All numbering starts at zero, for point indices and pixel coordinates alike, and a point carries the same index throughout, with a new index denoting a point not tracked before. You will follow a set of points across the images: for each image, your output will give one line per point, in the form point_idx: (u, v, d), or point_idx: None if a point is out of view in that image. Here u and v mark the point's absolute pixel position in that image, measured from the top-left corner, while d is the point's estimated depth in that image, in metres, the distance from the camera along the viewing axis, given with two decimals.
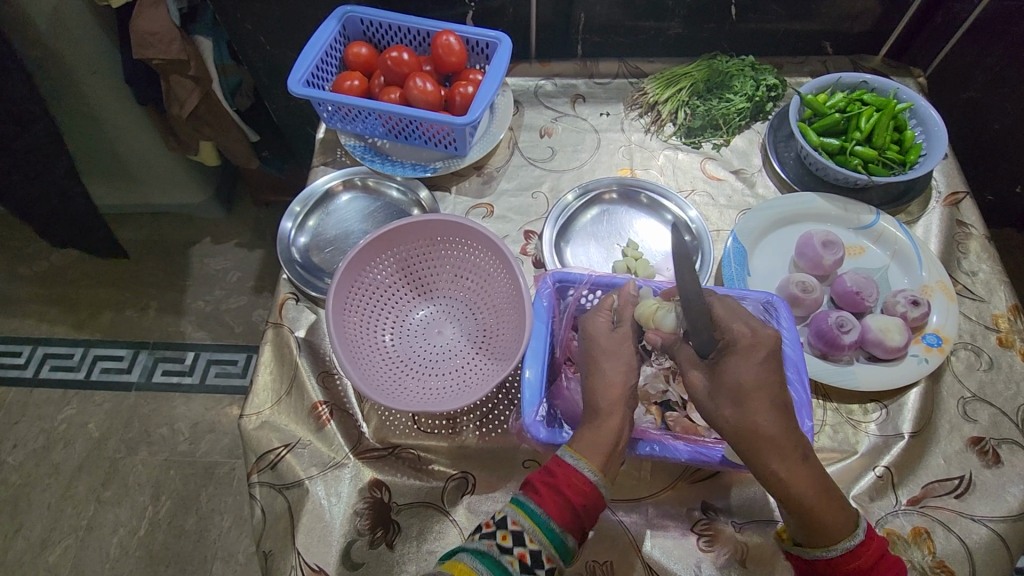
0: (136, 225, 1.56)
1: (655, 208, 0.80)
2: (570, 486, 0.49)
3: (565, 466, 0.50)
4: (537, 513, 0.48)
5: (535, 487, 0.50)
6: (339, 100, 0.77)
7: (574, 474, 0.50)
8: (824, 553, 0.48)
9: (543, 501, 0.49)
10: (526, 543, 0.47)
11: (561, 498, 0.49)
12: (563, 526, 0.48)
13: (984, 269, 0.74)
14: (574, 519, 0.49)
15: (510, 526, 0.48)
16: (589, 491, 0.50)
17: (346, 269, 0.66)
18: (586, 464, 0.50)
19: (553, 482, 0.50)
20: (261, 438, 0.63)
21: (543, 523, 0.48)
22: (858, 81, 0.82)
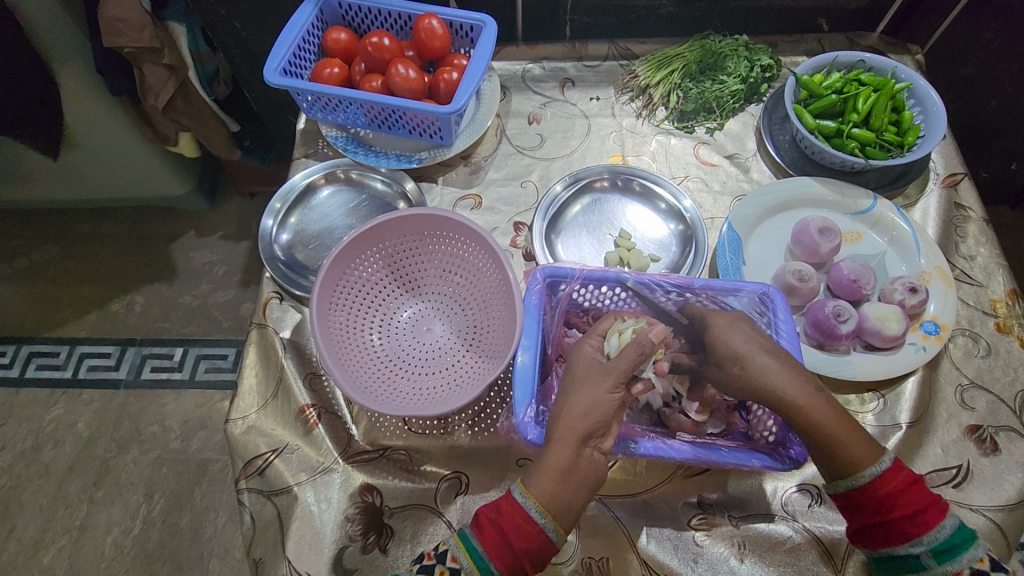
0: (118, 219, 1.52)
1: (648, 196, 0.78)
2: (513, 528, 0.47)
3: (512, 502, 0.48)
4: (476, 551, 0.47)
5: (479, 519, 0.48)
6: (319, 90, 0.74)
7: (517, 512, 0.47)
8: (853, 483, 0.48)
9: (484, 539, 0.47)
10: None
11: (502, 538, 0.47)
12: (501, 569, 0.46)
13: (982, 252, 0.73)
14: (513, 561, 0.47)
15: (450, 561, 0.48)
16: (533, 533, 0.47)
17: (330, 267, 0.64)
18: (531, 501, 0.47)
19: (499, 520, 0.48)
20: (248, 444, 0.62)
21: (481, 565, 0.47)
22: (854, 60, 0.80)
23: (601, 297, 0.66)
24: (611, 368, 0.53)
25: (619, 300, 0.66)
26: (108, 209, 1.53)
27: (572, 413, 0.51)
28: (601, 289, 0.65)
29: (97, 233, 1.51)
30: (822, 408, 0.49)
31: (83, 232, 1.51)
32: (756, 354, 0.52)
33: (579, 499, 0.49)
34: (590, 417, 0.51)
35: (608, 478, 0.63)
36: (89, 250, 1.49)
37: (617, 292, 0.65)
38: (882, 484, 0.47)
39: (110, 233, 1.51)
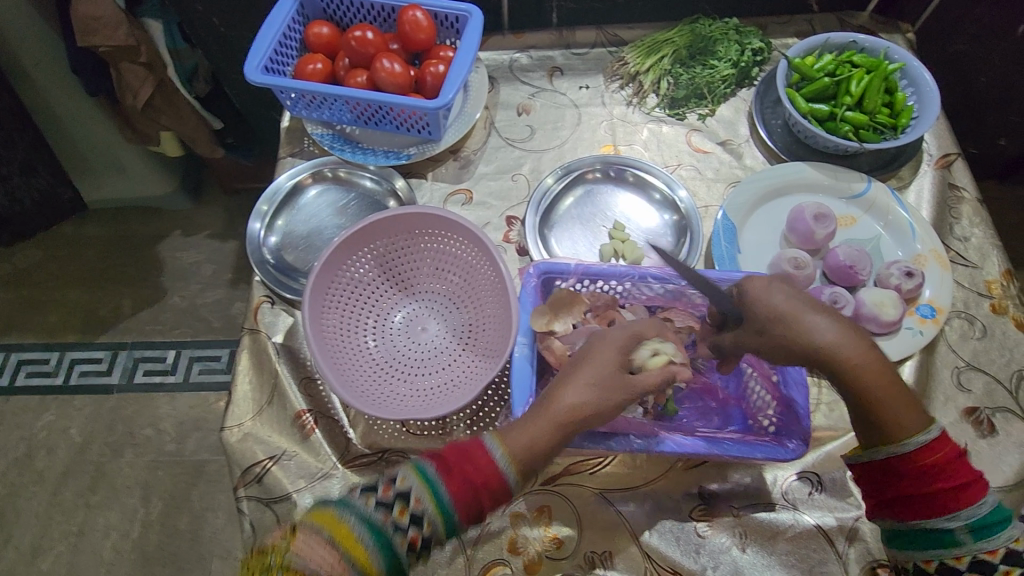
0: (102, 220, 1.49)
1: (642, 185, 0.77)
2: (477, 470, 0.45)
3: (484, 452, 0.46)
4: (440, 494, 0.44)
5: (436, 455, 0.46)
6: (302, 87, 0.72)
7: (484, 455, 0.46)
8: (898, 449, 0.46)
9: (450, 482, 0.44)
10: (409, 503, 0.43)
11: (468, 484, 0.44)
12: (459, 510, 0.44)
13: (976, 233, 0.73)
14: (472, 497, 0.45)
15: (411, 503, 0.43)
16: (496, 480, 0.45)
17: (321, 271, 0.63)
18: (500, 448, 0.46)
19: (468, 466, 0.45)
20: (244, 451, 0.61)
21: (436, 494, 0.44)
22: (847, 41, 0.78)
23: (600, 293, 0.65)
24: (599, 400, 0.48)
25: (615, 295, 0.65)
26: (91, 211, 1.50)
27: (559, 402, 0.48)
28: (599, 284, 0.64)
29: (82, 235, 1.48)
30: (878, 376, 0.47)
31: (66, 235, 1.48)
32: (810, 312, 0.48)
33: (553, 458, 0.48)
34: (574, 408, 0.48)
35: (609, 472, 0.63)
36: (74, 253, 1.47)
37: (614, 287, 0.64)
38: (927, 455, 0.46)
39: (96, 235, 1.48)
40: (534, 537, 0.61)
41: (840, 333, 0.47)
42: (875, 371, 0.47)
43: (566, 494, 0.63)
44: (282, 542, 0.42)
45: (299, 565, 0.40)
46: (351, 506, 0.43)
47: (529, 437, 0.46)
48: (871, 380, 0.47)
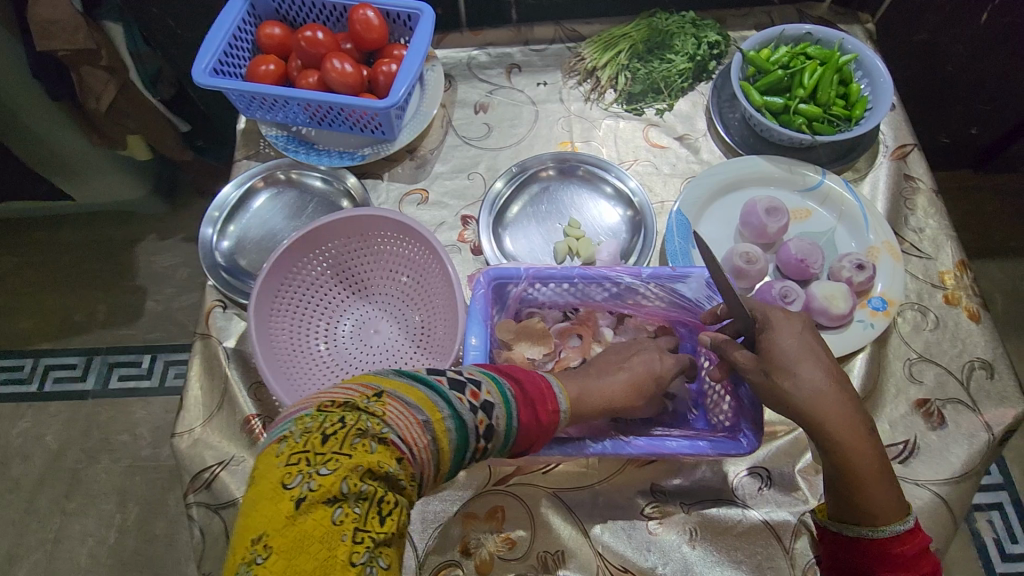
0: (76, 226, 1.49)
1: (595, 181, 0.77)
2: (543, 404, 0.47)
3: (552, 394, 0.49)
4: (515, 418, 0.44)
5: (513, 380, 0.47)
6: (251, 89, 0.71)
7: (552, 400, 0.49)
8: (872, 533, 0.47)
9: (524, 409, 0.45)
10: (490, 412, 0.42)
11: (536, 416, 0.46)
12: (519, 432, 0.45)
13: (931, 224, 0.72)
14: (534, 432, 0.46)
15: (492, 414, 0.42)
16: (552, 417, 0.48)
17: (268, 276, 0.62)
18: (563, 399, 0.50)
19: (539, 401, 0.47)
20: (194, 458, 0.61)
21: (509, 409, 0.44)
22: (801, 33, 0.78)
23: (554, 293, 0.64)
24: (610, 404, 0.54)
25: (569, 294, 0.65)
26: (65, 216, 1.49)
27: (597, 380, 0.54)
28: (550, 285, 0.63)
29: (57, 240, 1.48)
30: (869, 456, 0.47)
31: (40, 241, 1.47)
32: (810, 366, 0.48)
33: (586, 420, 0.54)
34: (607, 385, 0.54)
35: (561, 471, 0.63)
36: (48, 259, 1.46)
37: (565, 287, 0.63)
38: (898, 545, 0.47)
39: (70, 241, 1.48)
40: (486, 538, 0.61)
41: (843, 406, 0.47)
42: (868, 450, 0.47)
43: (519, 495, 0.63)
44: (371, 405, 0.36)
45: (399, 437, 0.35)
46: (441, 392, 0.40)
47: (585, 401, 0.52)
48: (862, 456, 0.47)
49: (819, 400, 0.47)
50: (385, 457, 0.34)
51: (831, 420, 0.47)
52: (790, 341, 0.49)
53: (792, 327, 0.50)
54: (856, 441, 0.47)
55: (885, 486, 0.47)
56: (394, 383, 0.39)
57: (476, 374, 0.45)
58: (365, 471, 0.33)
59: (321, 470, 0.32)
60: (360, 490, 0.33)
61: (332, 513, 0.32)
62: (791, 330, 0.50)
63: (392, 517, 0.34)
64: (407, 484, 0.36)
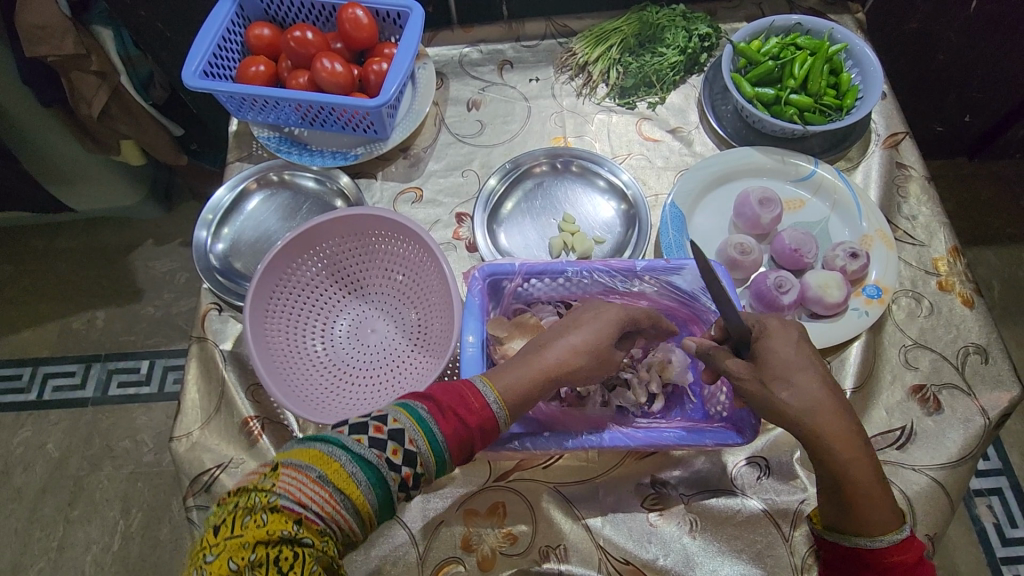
0: (72, 233, 1.48)
1: (589, 176, 0.77)
2: (466, 409, 0.47)
3: (475, 392, 0.48)
4: (435, 435, 0.45)
5: (427, 397, 0.47)
6: (242, 91, 0.71)
7: (478, 399, 0.48)
8: (867, 544, 0.47)
9: (444, 423, 0.46)
10: (403, 442, 0.44)
11: (462, 423, 0.47)
12: (448, 444, 0.46)
13: (923, 211, 0.73)
14: (464, 438, 0.47)
15: (405, 443, 0.44)
16: (486, 417, 0.48)
17: (262, 277, 0.62)
18: (492, 392, 0.49)
19: (462, 408, 0.47)
20: (193, 461, 0.61)
21: (425, 427, 0.45)
22: (791, 23, 0.78)
23: (551, 288, 0.64)
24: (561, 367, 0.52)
25: (564, 289, 0.65)
26: (61, 224, 1.49)
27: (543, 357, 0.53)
28: (546, 280, 0.63)
29: (52, 248, 1.47)
30: (865, 469, 0.46)
31: (36, 249, 1.47)
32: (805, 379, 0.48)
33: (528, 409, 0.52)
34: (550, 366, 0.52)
35: (561, 465, 0.63)
36: (45, 268, 1.45)
37: (561, 281, 0.64)
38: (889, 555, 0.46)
39: (66, 248, 1.47)
40: (487, 534, 0.61)
41: (837, 417, 0.47)
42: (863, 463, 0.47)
43: (519, 489, 0.63)
44: (264, 481, 0.40)
45: (290, 502, 0.39)
46: (340, 443, 0.42)
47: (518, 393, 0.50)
48: (858, 469, 0.46)
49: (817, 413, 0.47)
50: (278, 524, 0.38)
51: (827, 433, 0.47)
52: (787, 354, 0.49)
53: (787, 338, 0.50)
54: (853, 452, 0.46)
55: (879, 497, 0.47)
56: (291, 451, 0.42)
57: (384, 407, 0.46)
58: (257, 542, 0.37)
59: (211, 558, 0.37)
60: (250, 561, 0.37)
61: None
62: (785, 341, 0.50)
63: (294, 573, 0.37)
64: (313, 541, 0.39)
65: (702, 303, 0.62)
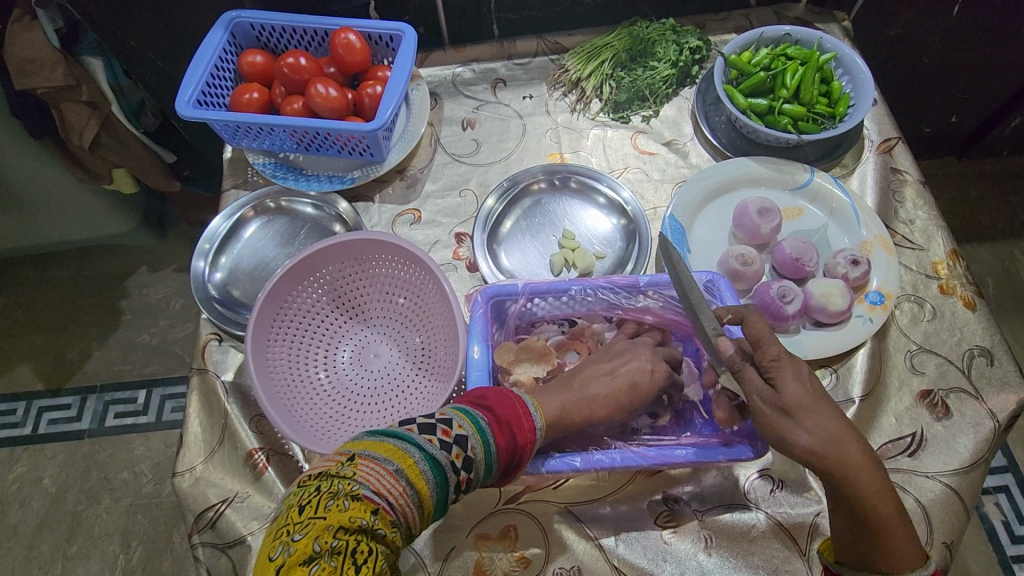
0: (64, 263, 1.47)
1: (587, 192, 0.77)
2: (518, 424, 0.48)
3: (528, 415, 0.49)
4: (491, 443, 0.46)
5: (485, 407, 0.48)
6: (237, 118, 0.71)
7: (528, 418, 0.49)
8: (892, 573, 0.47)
9: (498, 434, 0.46)
10: (464, 448, 0.44)
11: (512, 438, 0.47)
12: (501, 458, 0.46)
13: (920, 216, 0.73)
14: (512, 454, 0.48)
15: (467, 446, 0.44)
16: (531, 440, 0.49)
17: (264, 305, 0.62)
18: (539, 415, 0.50)
19: (512, 422, 0.48)
20: (197, 496, 0.60)
21: (483, 435, 0.45)
22: (780, 34, 0.79)
23: (556, 307, 0.64)
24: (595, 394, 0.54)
25: (568, 308, 0.64)
26: (52, 254, 1.47)
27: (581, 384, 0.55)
28: (550, 299, 0.63)
29: (45, 279, 1.45)
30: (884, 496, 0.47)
31: (28, 280, 1.45)
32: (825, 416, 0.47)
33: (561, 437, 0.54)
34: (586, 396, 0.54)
35: (571, 485, 0.63)
36: (37, 299, 1.44)
37: (565, 300, 0.63)
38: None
39: (59, 278, 1.46)
40: (500, 559, 0.60)
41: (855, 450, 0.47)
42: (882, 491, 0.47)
43: (530, 513, 0.62)
44: (343, 468, 0.39)
45: (371, 492, 0.38)
46: (412, 440, 0.43)
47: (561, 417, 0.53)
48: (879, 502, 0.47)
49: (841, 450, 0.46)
50: (359, 511, 0.37)
51: (851, 467, 0.46)
52: (799, 388, 0.48)
53: (797, 369, 0.49)
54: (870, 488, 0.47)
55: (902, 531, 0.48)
56: (365, 444, 0.42)
57: (447, 411, 0.46)
58: (339, 528, 0.36)
59: (296, 536, 0.36)
60: (332, 546, 0.35)
61: (308, 571, 0.34)
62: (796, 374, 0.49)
63: (369, 566, 0.36)
64: (385, 534, 0.38)
65: None
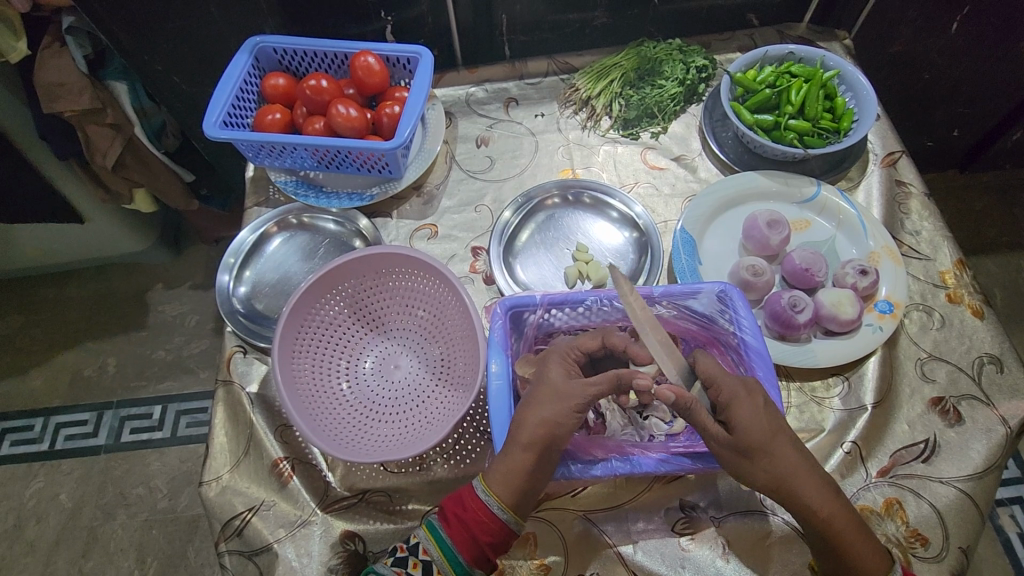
0: (82, 280, 1.50)
1: (600, 207, 0.79)
2: (474, 520, 0.51)
3: (475, 500, 0.52)
4: (446, 544, 0.51)
5: (444, 509, 0.53)
6: (261, 139, 0.73)
7: (480, 507, 0.52)
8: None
9: (452, 532, 0.51)
10: (420, 553, 0.52)
11: (467, 531, 0.51)
12: (466, 556, 0.51)
13: (926, 226, 0.75)
14: (475, 545, 0.51)
15: (421, 554, 0.52)
16: (494, 526, 0.51)
17: (289, 318, 0.63)
18: (493, 499, 0.52)
19: (463, 514, 0.52)
20: (223, 505, 0.61)
21: (438, 538, 0.51)
22: (784, 53, 0.81)
23: (572, 318, 0.66)
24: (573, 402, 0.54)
25: (582, 317, 0.66)
26: (71, 272, 1.50)
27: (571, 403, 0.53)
28: (566, 310, 0.64)
29: (63, 297, 1.48)
30: (844, 517, 0.50)
31: (47, 298, 1.48)
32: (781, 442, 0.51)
33: (538, 491, 0.54)
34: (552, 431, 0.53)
35: (589, 493, 0.64)
36: (55, 316, 1.46)
37: (579, 310, 0.65)
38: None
39: (76, 296, 1.48)
40: (519, 567, 0.61)
41: (801, 466, 0.50)
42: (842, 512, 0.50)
43: (549, 521, 0.63)
44: None
45: None
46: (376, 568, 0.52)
47: (505, 478, 0.52)
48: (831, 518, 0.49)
49: (796, 480, 0.50)
50: None
51: (799, 487, 0.50)
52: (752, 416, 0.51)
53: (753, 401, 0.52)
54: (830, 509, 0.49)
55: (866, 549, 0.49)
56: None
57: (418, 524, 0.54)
58: None
59: None
60: None
61: None
62: (750, 406, 0.51)
63: None
64: None
65: (719, 325, 0.63)
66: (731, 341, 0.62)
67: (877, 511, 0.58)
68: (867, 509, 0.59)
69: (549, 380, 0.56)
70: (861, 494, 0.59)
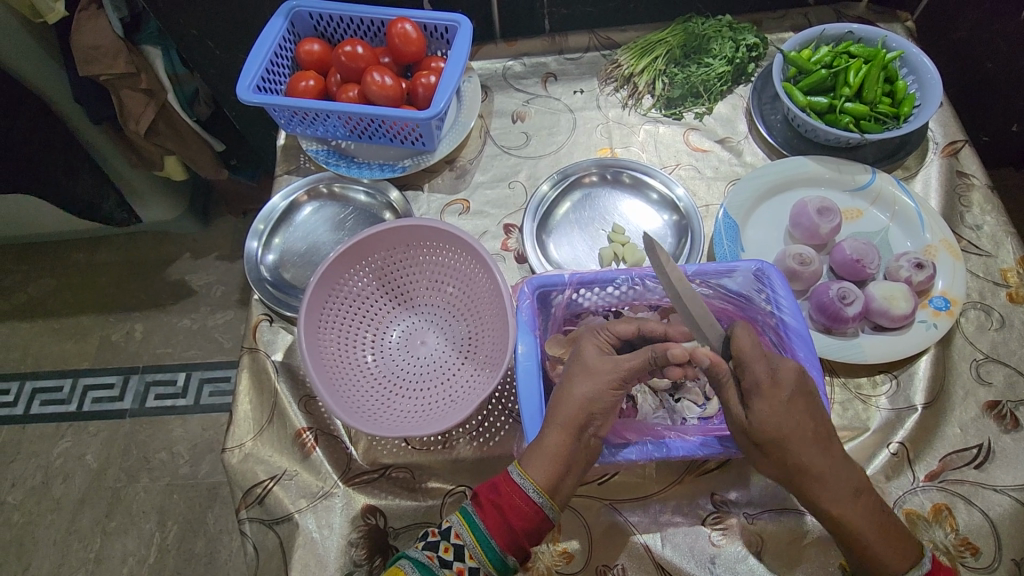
0: (112, 247, 1.51)
1: (640, 187, 0.76)
2: (511, 507, 0.49)
3: (512, 486, 0.50)
4: (480, 530, 0.49)
5: (479, 496, 0.51)
6: (295, 105, 0.72)
7: (518, 495, 0.50)
8: None
9: (487, 519, 0.49)
10: (452, 538, 0.49)
11: (503, 517, 0.49)
12: (500, 544, 0.49)
13: (988, 221, 0.70)
14: (511, 535, 0.49)
15: (453, 538, 0.49)
16: (530, 512, 0.50)
17: (317, 286, 0.62)
18: (531, 485, 0.50)
19: (498, 499, 0.50)
20: (245, 472, 0.60)
21: (472, 522, 0.49)
22: (843, 32, 0.77)
23: (602, 298, 0.63)
24: None
25: (612, 298, 0.63)
26: (102, 238, 1.52)
27: (607, 363, 0.54)
28: (597, 290, 0.62)
29: (93, 263, 1.50)
30: (863, 515, 0.47)
31: (78, 263, 1.50)
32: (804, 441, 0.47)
33: (573, 482, 0.52)
34: (588, 408, 0.52)
35: (618, 481, 0.62)
36: (85, 281, 1.48)
37: (610, 291, 0.63)
38: None
39: (105, 263, 1.50)
40: (543, 552, 0.59)
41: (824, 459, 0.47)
42: (859, 510, 0.47)
43: (576, 507, 0.61)
44: None
45: None
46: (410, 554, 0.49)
47: (546, 469, 0.50)
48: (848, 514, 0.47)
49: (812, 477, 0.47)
50: None
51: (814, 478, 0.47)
52: (775, 411, 0.47)
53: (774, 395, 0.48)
54: (842, 508, 0.47)
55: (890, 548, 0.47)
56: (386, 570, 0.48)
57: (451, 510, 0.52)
58: None
59: None
60: None
61: None
62: (776, 398, 0.48)
63: None
64: None
65: (757, 305, 0.60)
66: (769, 322, 0.59)
67: (925, 516, 0.55)
68: (913, 513, 0.56)
69: (582, 358, 0.55)
70: (907, 498, 0.56)
